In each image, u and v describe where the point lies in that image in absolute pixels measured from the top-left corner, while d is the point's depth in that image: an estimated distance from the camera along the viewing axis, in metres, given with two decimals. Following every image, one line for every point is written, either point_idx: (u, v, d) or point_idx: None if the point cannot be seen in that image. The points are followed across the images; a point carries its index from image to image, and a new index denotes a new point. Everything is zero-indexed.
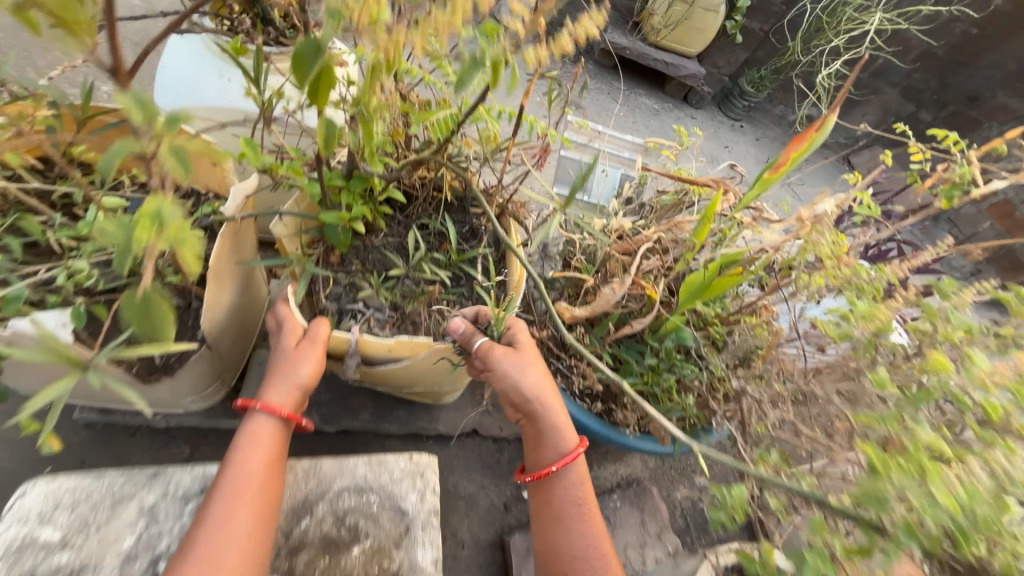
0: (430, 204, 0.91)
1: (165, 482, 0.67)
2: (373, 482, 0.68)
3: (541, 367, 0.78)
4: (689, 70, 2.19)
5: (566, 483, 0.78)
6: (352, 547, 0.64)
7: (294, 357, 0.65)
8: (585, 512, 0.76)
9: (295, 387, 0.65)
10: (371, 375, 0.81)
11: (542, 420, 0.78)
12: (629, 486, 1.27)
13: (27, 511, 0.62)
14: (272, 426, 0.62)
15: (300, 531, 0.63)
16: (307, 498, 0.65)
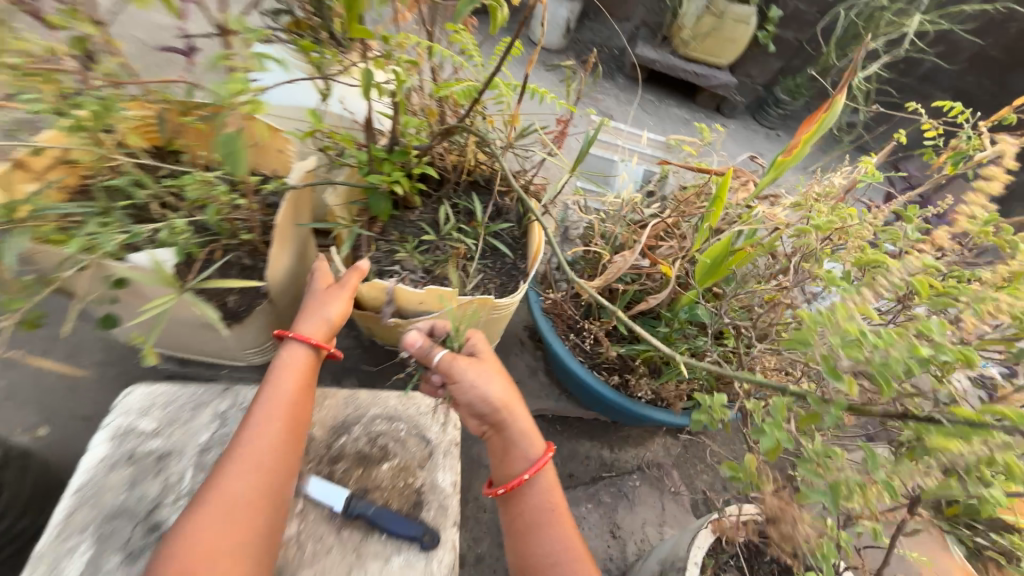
0: (461, 185, 1.01)
1: (234, 395, 0.80)
2: (402, 414, 0.78)
3: (499, 373, 0.76)
4: (720, 80, 2.24)
5: (535, 496, 0.72)
6: (382, 462, 0.73)
7: (327, 297, 0.76)
8: (556, 516, 0.71)
9: (325, 322, 0.75)
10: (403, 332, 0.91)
11: (506, 428, 0.74)
12: (649, 470, 1.28)
13: (131, 406, 0.75)
14: (304, 353, 0.72)
15: (339, 445, 0.74)
16: (346, 418, 0.76)
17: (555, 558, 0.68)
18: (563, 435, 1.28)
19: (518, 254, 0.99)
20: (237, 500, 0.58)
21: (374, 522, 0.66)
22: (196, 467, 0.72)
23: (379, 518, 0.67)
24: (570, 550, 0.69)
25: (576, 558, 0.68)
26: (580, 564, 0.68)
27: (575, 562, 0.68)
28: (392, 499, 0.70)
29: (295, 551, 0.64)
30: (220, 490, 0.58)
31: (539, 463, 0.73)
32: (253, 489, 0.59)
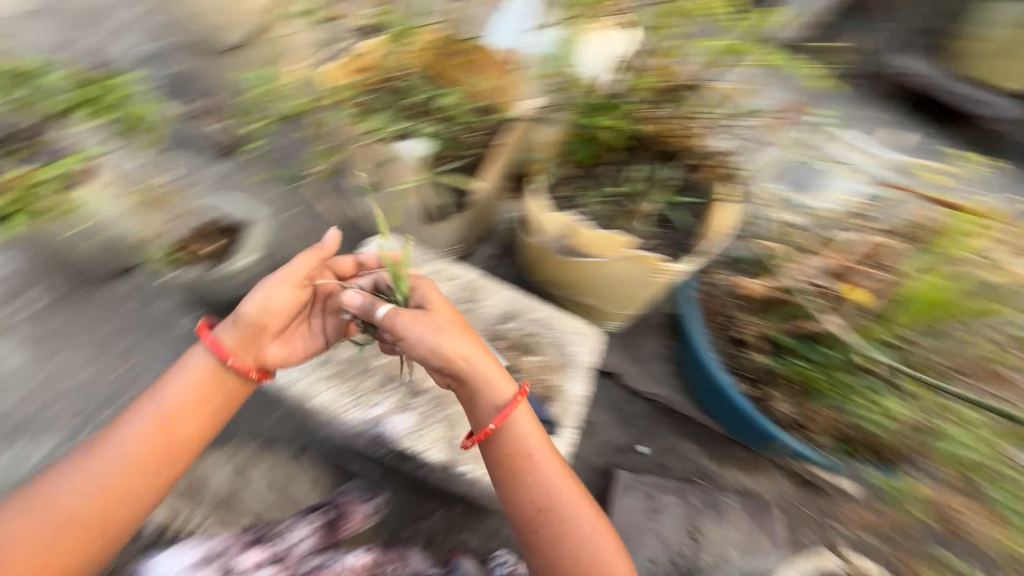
0: (655, 153, 1.03)
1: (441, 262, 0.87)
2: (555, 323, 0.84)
3: (445, 317, 0.67)
4: (998, 108, 1.66)
5: (509, 446, 0.65)
6: (532, 355, 0.80)
7: (261, 293, 0.66)
8: (537, 462, 0.65)
9: (245, 330, 0.66)
10: (563, 268, 1.00)
11: (463, 381, 0.65)
12: (750, 497, 1.19)
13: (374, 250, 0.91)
14: (201, 360, 0.67)
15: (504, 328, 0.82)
16: (508, 309, 0.84)
17: (540, 504, 0.64)
18: (670, 426, 1.27)
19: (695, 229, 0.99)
20: (145, 450, 0.62)
21: (513, 397, 0.76)
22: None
23: None
24: (553, 492, 0.64)
25: (556, 504, 0.63)
26: (563, 508, 0.64)
27: (558, 507, 0.63)
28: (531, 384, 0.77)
29: None
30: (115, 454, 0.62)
31: (504, 410, 0.65)
32: (160, 450, 0.63)
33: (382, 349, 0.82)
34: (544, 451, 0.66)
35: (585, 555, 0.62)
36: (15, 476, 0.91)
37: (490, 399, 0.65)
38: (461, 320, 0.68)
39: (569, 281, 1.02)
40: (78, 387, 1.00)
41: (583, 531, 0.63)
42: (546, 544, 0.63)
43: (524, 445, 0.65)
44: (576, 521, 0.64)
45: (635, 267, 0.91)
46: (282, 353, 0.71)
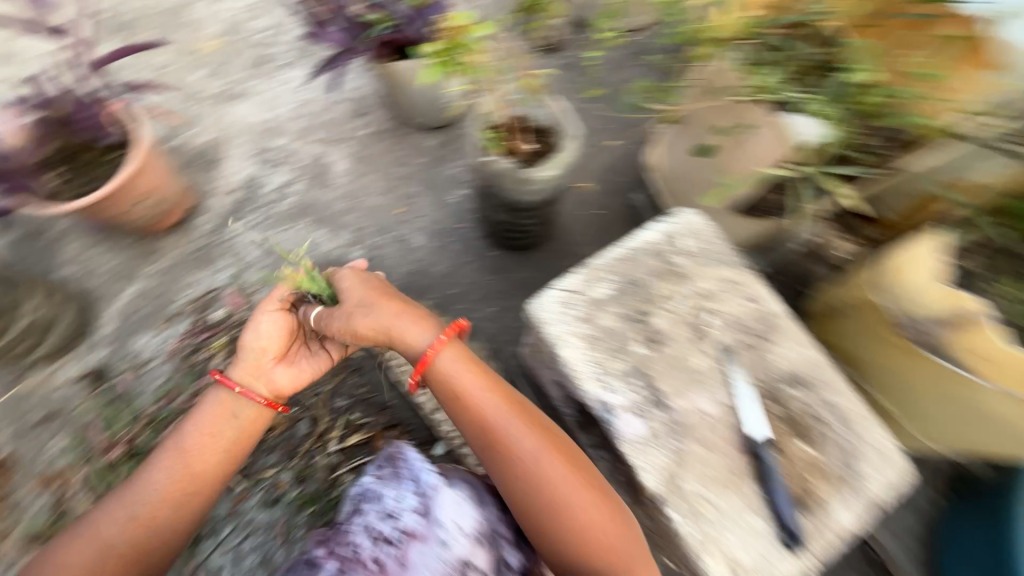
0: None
1: (752, 277, 0.69)
2: (856, 424, 0.62)
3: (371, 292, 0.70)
4: None
5: (457, 387, 0.66)
6: (805, 443, 0.61)
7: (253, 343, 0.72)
8: (485, 400, 0.64)
9: (269, 367, 0.72)
10: (889, 349, 0.74)
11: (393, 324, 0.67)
12: None
13: (684, 224, 0.72)
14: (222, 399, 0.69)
15: (786, 394, 0.63)
16: (804, 375, 0.65)
17: (496, 440, 0.63)
18: None
19: None
20: (183, 469, 0.64)
21: (772, 480, 0.57)
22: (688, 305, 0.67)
23: (777, 480, 0.57)
24: (507, 429, 0.63)
25: (505, 439, 0.63)
26: (519, 448, 0.62)
27: (511, 447, 0.62)
28: (790, 479, 0.59)
29: (701, 425, 0.60)
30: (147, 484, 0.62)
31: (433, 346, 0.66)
32: (191, 469, 0.64)
33: (647, 337, 0.65)
34: (479, 384, 0.65)
35: (546, 490, 0.60)
36: (313, 250, 1.14)
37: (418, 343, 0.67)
38: (378, 287, 0.72)
39: (878, 368, 0.76)
40: (372, 208, 1.18)
41: (545, 471, 0.61)
42: (508, 483, 0.62)
43: (460, 385, 0.66)
44: (532, 455, 0.62)
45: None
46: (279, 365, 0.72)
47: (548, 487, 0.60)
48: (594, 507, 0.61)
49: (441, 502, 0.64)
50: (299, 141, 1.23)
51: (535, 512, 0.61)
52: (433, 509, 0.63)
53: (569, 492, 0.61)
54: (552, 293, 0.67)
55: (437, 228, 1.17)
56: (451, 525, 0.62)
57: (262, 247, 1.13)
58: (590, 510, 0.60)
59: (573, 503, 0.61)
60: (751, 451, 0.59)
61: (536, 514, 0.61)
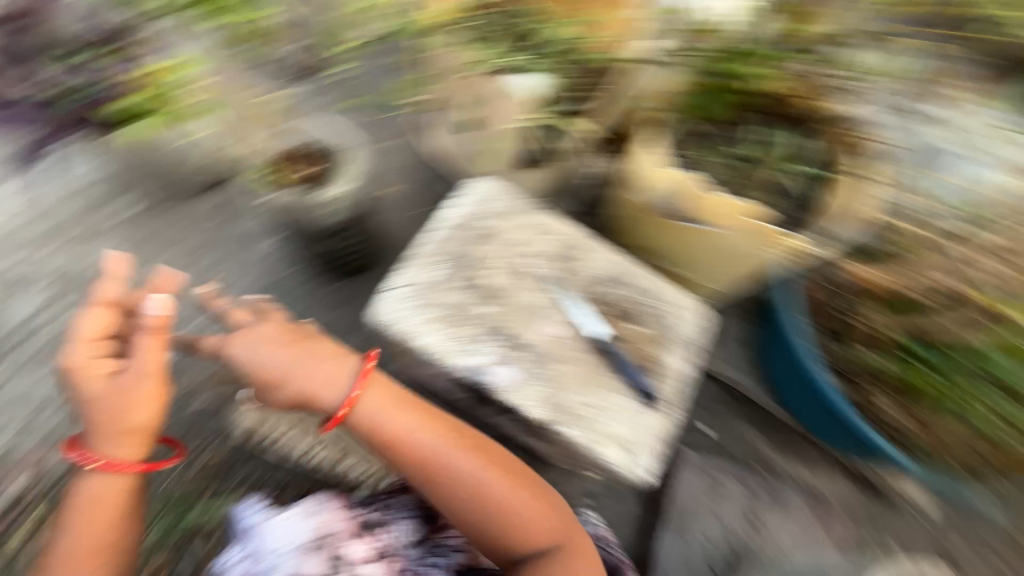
0: (769, 116, 0.93)
1: (551, 217, 0.80)
2: (662, 292, 0.79)
3: (277, 340, 0.66)
4: None
5: (372, 416, 0.65)
6: (638, 325, 0.75)
7: (119, 400, 0.60)
8: (401, 417, 0.65)
9: (131, 433, 0.60)
10: (664, 231, 0.92)
11: (301, 377, 0.64)
12: (818, 500, 1.07)
13: (481, 195, 0.80)
14: (103, 495, 0.60)
15: (611, 295, 0.76)
16: (614, 274, 0.78)
17: (423, 467, 0.64)
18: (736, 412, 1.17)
19: None
20: (86, 532, 0.59)
21: (620, 361, 0.70)
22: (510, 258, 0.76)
23: (626, 361, 0.71)
24: (430, 440, 0.65)
25: (435, 449, 0.65)
26: (449, 454, 0.65)
27: (439, 456, 0.64)
28: (635, 354, 0.73)
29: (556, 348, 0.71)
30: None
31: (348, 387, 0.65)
32: None
33: (487, 299, 0.72)
34: (417, 425, 0.66)
35: (484, 496, 0.64)
36: None
37: (321, 384, 0.65)
38: (282, 325, 0.68)
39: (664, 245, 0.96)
40: None
41: (476, 471, 0.65)
42: (440, 490, 0.64)
43: (399, 431, 0.65)
44: (463, 458, 0.65)
45: (750, 240, 0.84)
46: (145, 413, 0.61)
47: (483, 488, 0.64)
48: (528, 492, 0.66)
49: (266, 532, 0.70)
50: (34, 258, 0.99)
51: (468, 512, 0.64)
52: (260, 541, 0.69)
53: (505, 488, 0.65)
54: (387, 300, 0.70)
55: (247, 283, 1.04)
56: (279, 546, 0.68)
57: (51, 382, 0.93)
58: (524, 497, 0.65)
59: (507, 493, 0.65)
60: (602, 350, 0.71)
61: (469, 511, 0.64)
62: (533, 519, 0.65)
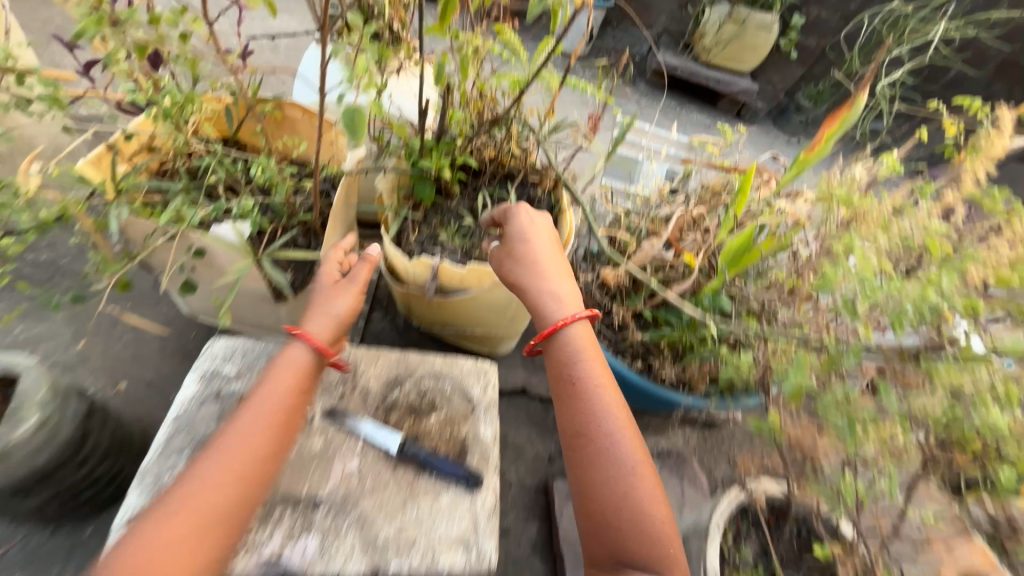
0: (479, 183, 1.07)
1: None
2: (446, 373, 0.80)
3: (537, 260, 0.81)
4: (742, 86, 2.22)
5: (569, 347, 0.75)
6: (430, 415, 0.75)
7: (335, 292, 0.74)
8: (595, 371, 0.74)
9: (334, 317, 0.72)
10: (440, 307, 0.96)
11: (531, 295, 0.79)
12: (668, 455, 1.33)
13: (215, 358, 0.72)
14: (303, 359, 0.67)
15: (392, 398, 0.75)
16: (396, 376, 0.78)
17: (599, 422, 0.70)
18: None
19: None
20: (272, 394, 0.62)
21: (426, 463, 0.69)
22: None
23: (434, 458, 0.69)
24: (609, 398, 0.72)
25: (611, 402, 0.71)
26: (620, 418, 0.71)
27: (614, 413, 0.71)
28: (440, 446, 0.72)
29: (355, 485, 0.66)
30: (236, 423, 0.59)
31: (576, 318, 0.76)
32: (208, 502, 0.54)
33: None
34: (604, 378, 0.73)
35: (639, 484, 0.67)
36: None
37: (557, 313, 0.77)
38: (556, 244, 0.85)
39: (446, 317, 1.00)
40: None
41: (626, 448, 0.68)
42: (596, 436, 0.69)
43: (586, 373, 0.73)
44: (626, 432, 0.70)
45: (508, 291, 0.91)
46: (347, 303, 0.74)
47: (626, 468, 0.67)
48: (659, 503, 0.67)
49: None
50: None
51: (602, 474, 0.67)
52: None
53: (645, 484, 0.67)
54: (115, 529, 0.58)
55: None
56: None
57: None
58: (654, 503, 0.66)
59: (645, 490, 0.67)
60: (402, 462, 0.69)
61: (609, 471, 0.67)
62: (670, 538, 0.65)
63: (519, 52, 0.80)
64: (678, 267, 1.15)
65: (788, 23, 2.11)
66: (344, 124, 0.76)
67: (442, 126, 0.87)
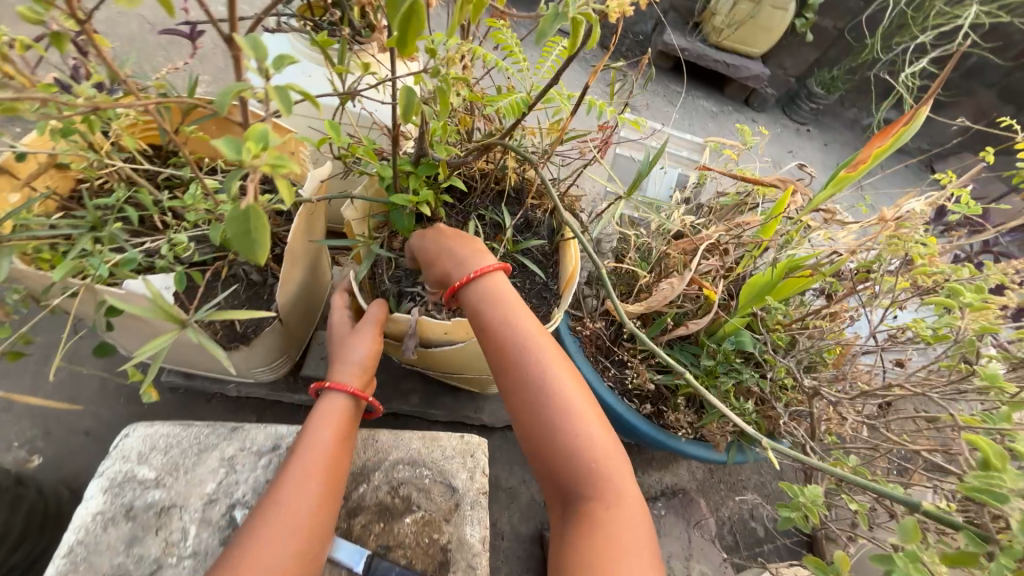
0: (467, 203, 0.90)
1: (243, 437, 0.69)
2: (425, 458, 0.67)
3: (441, 233, 0.72)
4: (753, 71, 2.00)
5: (481, 293, 0.68)
6: (405, 516, 0.64)
7: (350, 339, 0.67)
8: (511, 308, 0.67)
9: (357, 367, 0.65)
10: (421, 358, 0.81)
11: (444, 256, 0.71)
12: (674, 493, 1.19)
13: (139, 452, 0.65)
14: (341, 405, 0.63)
15: (357, 496, 0.64)
16: (364, 467, 0.65)
17: (520, 368, 0.64)
18: None
19: (549, 272, 0.92)
20: (328, 439, 0.59)
21: None
22: (201, 523, 0.63)
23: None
24: (529, 334, 0.65)
25: (531, 335, 0.65)
26: (545, 353, 0.64)
27: (538, 349, 0.64)
28: (417, 559, 0.61)
29: None
30: (291, 474, 0.56)
31: (484, 269, 0.69)
32: (274, 552, 0.51)
33: None
34: (520, 319, 0.66)
35: (575, 421, 0.62)
36: None
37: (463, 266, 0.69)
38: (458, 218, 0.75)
39: (427, 364, 0.85)
40: None
41: (559, 382, 0.63)
42: (518, 377, 0.64)
43: (500, 319, 0.66)
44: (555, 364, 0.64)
45: None
46: (371, 346, 0.67)
47: (562, 403, 0.62)
48: (599, 428, 0.63)
49: None
50: None
51: (538, 416, 0.62)
52: None
53: (583, 411, 0.62)
54: None
55: None
56: None
57: None
58: (593, 429, 0.62)
59: (583, 417, 0.62)
60: None
61: (540, 412, 0.62)
62: (611, 461, 0.61)
63: (518, 55, 0.62)
64: (694, 298, 1.00)
65: (806, 2, 1.91)
66: (236, 244, 0.36)
67: (421, 144, 0.70)
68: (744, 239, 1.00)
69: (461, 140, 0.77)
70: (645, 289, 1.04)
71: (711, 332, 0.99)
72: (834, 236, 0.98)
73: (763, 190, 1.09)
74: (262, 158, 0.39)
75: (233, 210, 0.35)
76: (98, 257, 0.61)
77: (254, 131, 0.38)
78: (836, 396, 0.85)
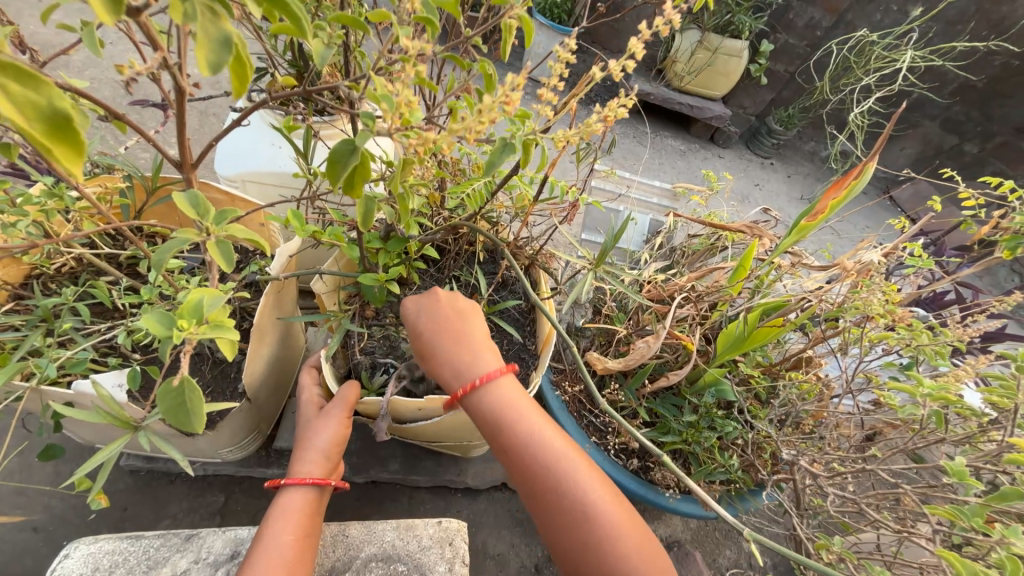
0: (441, 267, 0.90)
1: (198, 546, 0.65)
2: (400, 552, 0.65)
3: (441, 318, 0.68)
4: (715, 112, 2.09)
5: (488, 403, 0.62)
6: None
7: (316, 423, 0.66)
8: (526, 419, 0.62)
9: (321, 454, 0.64)
10: (398, 431, 0.78)
11: (447, 354, 0.65)
12: (669, 547, 1.13)
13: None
14: (304, 498, 0.61)
15: None
16: (334, 569, 0.62)
17: (545, 479, 0.59)
18: None
19: (526, 331, 0.91)
20: (289, 539, 0.56)
21: None
22: None
23: None
24: (547, 443, 0.61)
25: (552, 445, 0.61)
26: (570, 462, 0.60)
27: (563, 460, 0.60)
28: None
29: None
30: None
31: (489, 373, 0.63)
32: None
33: None
34: (538, 425, 0.62)
35: (610, 528, 0.57)
36: None
37: (469, 368, 0.64)
38: (462, 306, 0.70)
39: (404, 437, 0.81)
40: None
41: (590, 494, 0.58)
42: (545, 491, 0.59)
43: (517, 428, 0.61)
44: (582, 472, 0.60)
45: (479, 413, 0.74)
46: (338, 431, 0.66)
47: (597, 519, 0.57)
48: (642, 532, 0.58)
49: None
50: None
51: (576, 536, 0.57)
52: None
53: (621, 520, 0.58)
54: None
55: None
56: None
57: None
58: (629, 532, 0.58)
59: (621, 529, 0.57)
60: None
61: (575, 530, 0.57)
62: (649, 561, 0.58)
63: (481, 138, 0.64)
64: (673, 348, 0.99)
65: (757, 49, 2.04)
66: (168, 417, 0.38)
67: (390, 221, 0.70)
68: (716, 286, 1.00)
69: (433, 209, 0.77)
70: (623, 340, 1.04)
71: (691, 381, 0.98)
72: (803, 280, 0.99)
73: (731, 235, 1.11)
74: (198, 330, 0.38)
75: (167, 388, 0.37)
76: (53, 354, 0.58)
77: (190, 306, 0.38)
78: (817, 444, 0.84)
